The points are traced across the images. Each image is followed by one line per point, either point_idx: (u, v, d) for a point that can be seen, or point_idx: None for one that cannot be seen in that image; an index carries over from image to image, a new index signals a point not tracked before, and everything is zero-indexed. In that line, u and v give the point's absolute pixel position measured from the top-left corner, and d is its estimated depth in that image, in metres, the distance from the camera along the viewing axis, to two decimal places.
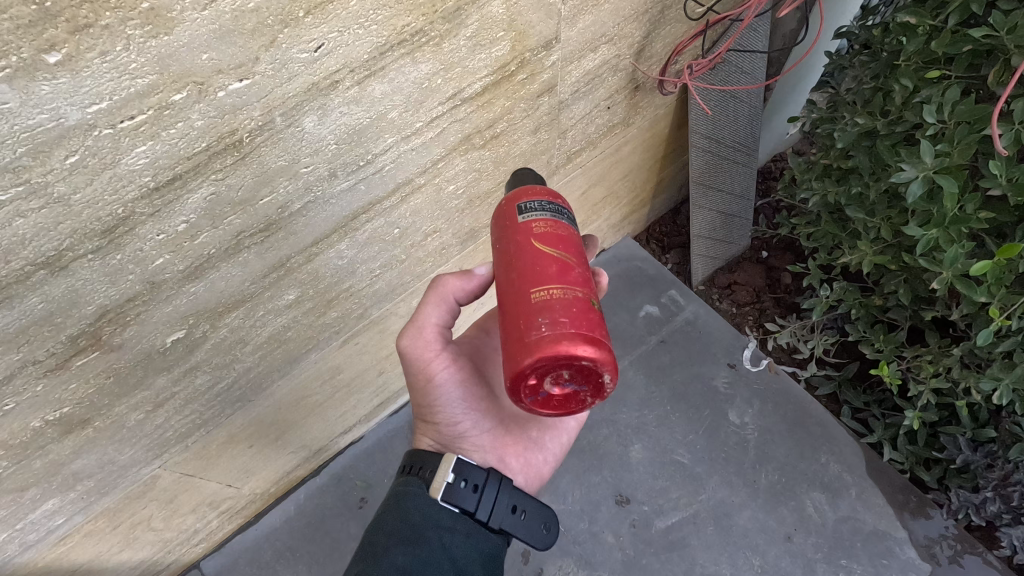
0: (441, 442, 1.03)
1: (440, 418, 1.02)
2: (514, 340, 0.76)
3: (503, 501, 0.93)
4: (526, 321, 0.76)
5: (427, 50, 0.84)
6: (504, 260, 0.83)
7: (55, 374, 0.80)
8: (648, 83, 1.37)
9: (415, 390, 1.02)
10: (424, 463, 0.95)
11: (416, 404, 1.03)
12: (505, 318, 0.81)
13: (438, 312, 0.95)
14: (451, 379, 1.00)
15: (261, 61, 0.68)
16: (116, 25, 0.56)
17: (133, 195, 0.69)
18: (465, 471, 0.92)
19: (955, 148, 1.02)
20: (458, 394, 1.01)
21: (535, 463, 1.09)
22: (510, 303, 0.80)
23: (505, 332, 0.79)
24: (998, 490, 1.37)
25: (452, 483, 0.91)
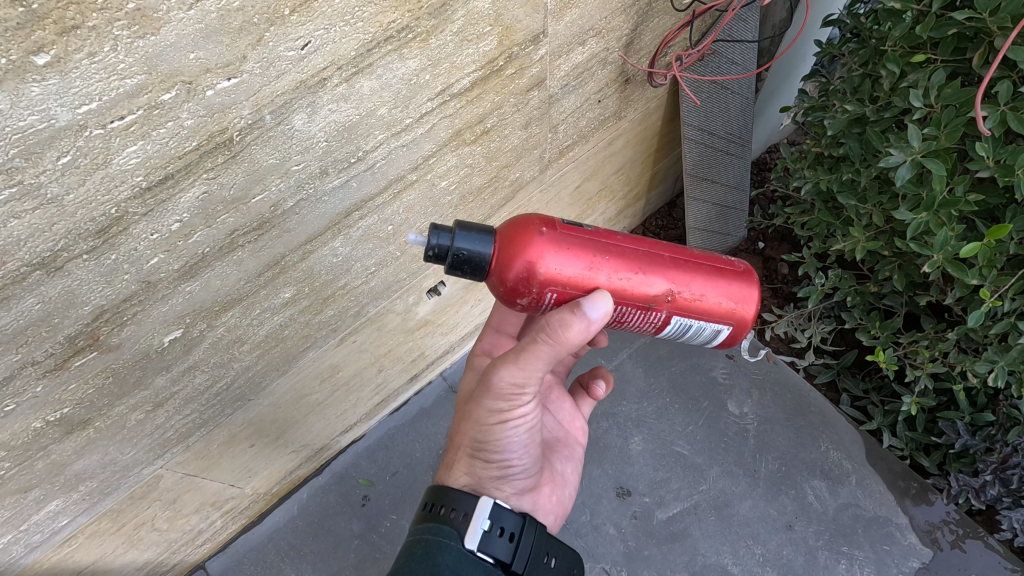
0: (483, 480, 1.00)
1: (496, 457, 1.00)
2: (734, 272, 0.92)
3: (536, 550, 0.92)
4: (715, 258, 0.93)
5: (414, 47, 0.85)
6: (647, 260, 0.87)
7: (55, 374, 0.81)
8: (638, 76, 1.38)
9: (486, 426, 0.96)
10: (456, 505, 0.91)
11: (476, 438, 0.98)
12: (693, 274, 0.89)
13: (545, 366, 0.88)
14: (524, 423, 0.98)
15: (248, 60, 0.69)
16: (104, 26, 0.57)
17: (126, 195, 0.70)
18: (501, 518, 0.90)
19: (942, 131, 1.03)
20: (523, 438, 1.00)
21: (562, 499, 1.14)
22: (694, 264, 0.90)
23: (722, 286, 0.91)
24: (997, 474, 1.37)
25: (487, 531, 0.88)
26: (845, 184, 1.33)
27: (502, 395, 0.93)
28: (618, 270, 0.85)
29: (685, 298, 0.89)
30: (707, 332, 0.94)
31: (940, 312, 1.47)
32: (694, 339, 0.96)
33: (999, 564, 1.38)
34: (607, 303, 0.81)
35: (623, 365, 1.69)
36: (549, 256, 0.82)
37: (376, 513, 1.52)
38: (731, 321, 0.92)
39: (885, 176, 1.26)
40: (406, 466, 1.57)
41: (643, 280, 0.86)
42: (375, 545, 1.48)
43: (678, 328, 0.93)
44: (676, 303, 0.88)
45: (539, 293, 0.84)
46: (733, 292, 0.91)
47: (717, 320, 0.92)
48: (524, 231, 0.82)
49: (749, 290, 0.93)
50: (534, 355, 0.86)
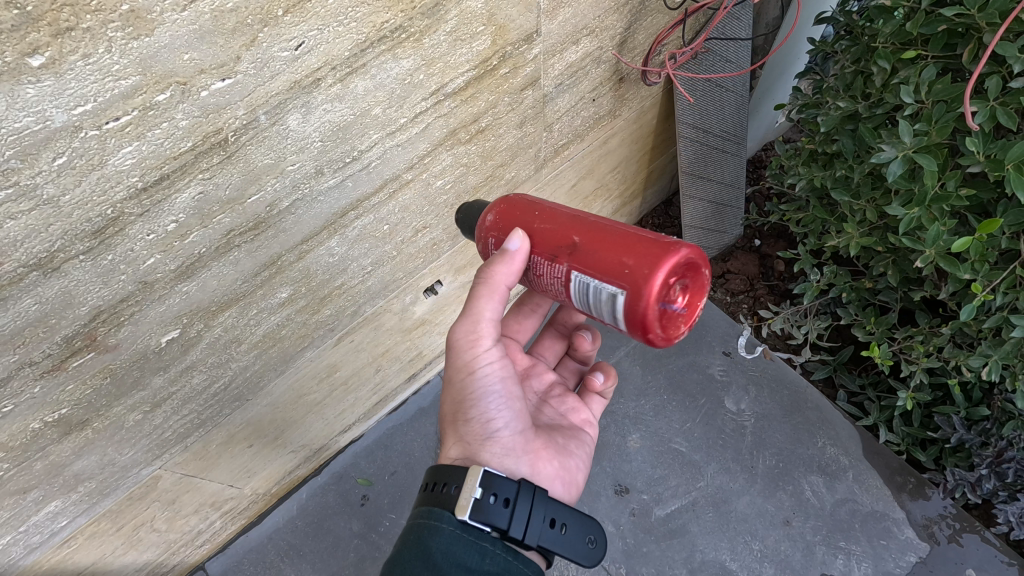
0: (470, 445, 0.98)
1: (474, 414, 0.97)
2: (652, 240, 0.80)
3: (538, 514, 0.90)
4: (644, 230, 0.83)
5: (408, 46, 0.86)
6: (569, 219, 0.88)
7: (52, 375, 0.81)
8: (632, 75, 1.38)
9: (455, 384, 0.98)
10: (450, 479, 0.91)
11: (451, 400, 0.99)
12: (595, 237, 0.83)
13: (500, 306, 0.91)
14: (493, 374, 0.97)
15: (242, 61, 0.70)
16: (98, 28, 0.57)
17: (122, 195, 0.70)
18: (494, 486, 0.89)
19: (933, 127, 1.04)
20: (499, 387, 0.98)
21: (568, 470, 1.09)
22: (607, 230, 0.84)
23: (619, 252, 0.80)
24: (992, 468, 1.37)
25: (481, 499, 0.87)
26: (839, 180, 1.34)
27: (466, 347, 0.95)
28: (542, 221, 0.89)
29: (578, 252, 0.84)
30: (608, 299, 0.82)
31: (934, 308, 1.47)
32: (600, 313, 0.85)
33: (995, 557, 1.39)
34: (525, 237, 0.89)
35: (621, 363, 1.70)
36: (490, 216, 0.95)
37: (375, 512, 1.52)
38: (624, 284, 0.79)
39: (878, 173, 1.27)
40: (405, 465, 1.58)
41: (554, 232, 0.87)
42: (374, 544, 1.48)
43: (582, 292, 0.85)
44: (568, 255, 0.85)
45: (483, 239, 0.96)
46: (626, 259, 0.79)
47: (609, 280, 0.81)
48: (484, 210, 0.97)
49: (657, 260, 0.78)
50: (472, 298, 0.91)
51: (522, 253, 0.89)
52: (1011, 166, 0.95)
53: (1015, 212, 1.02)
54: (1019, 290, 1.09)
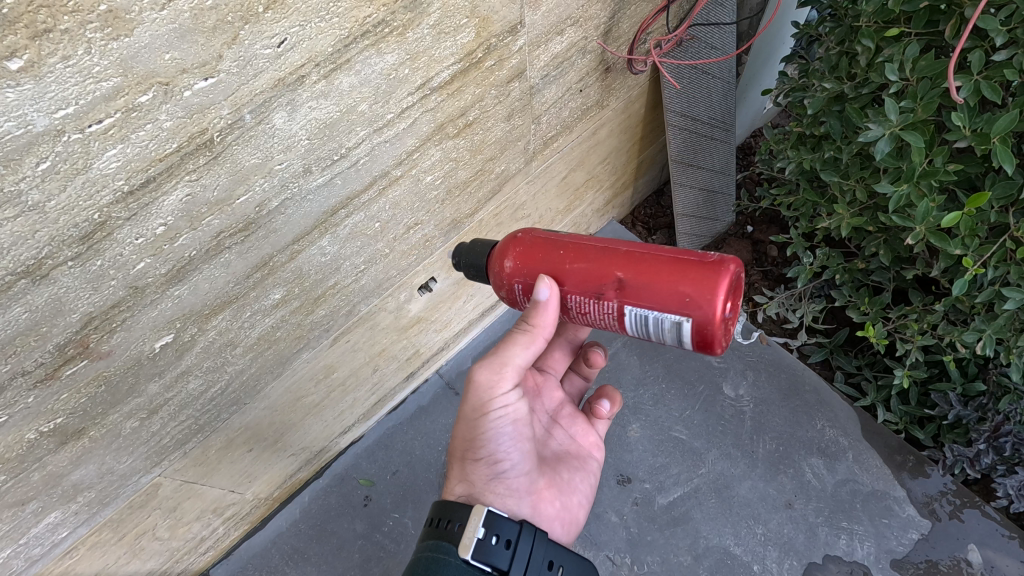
0: (476, 485, 1.00)
1: (486, 456, 1.00)
2: (700, 263, 0.84)
3: (538, 556, 0.91)
4: (681, 254, 0.86)
5: (391, 41, 0.86)
6: (601, 255, 0.90)
7: (46, 385, 0.81)
8: (618, 64, 1.38)
9: (468, 424, 0.99)
10: (453, 516, 0.91)
11: (465, 436, 1.01)
12: (639, 270, 0.86)
13: (524, 355, 0.95)
14: (507, 420, 0.99)
15: (224, 59, 0.69)
16: (76, 29, 0.57)
17: (108, 199, 0.70)
18: (496, 526, 0.90)
19: (919, 103, 1.04)
20: (510, 430, 1.00)
21: (570, 507, 1.11)
22: (650, 260, 0.87)
23: (670, 278, 0.85)
24: (990, 442, 1.39)
25: (483, 538, 0.88)
26: (828, 162, 1.34)
27: (485, 389, 0.97)
28: (572, 260, 0.91)
29: (629, 288, 0.87)
30: (668, 326, 0.87)
31: (927, 285, 1.48)
32: (662, 338, 0.90)
33: (996, 531, 1.40)
34: (553, 282, 0.92)
35: (618, 354, 1.70)
36: (508, 263, 0.96)
37: (378, 512, 1.52)
38: (687, 311, 0.84)
39: (866, 152, 1.27)
40: (407, 464, 1.58)
41: (593, 270, 0.90)
42: (379, 544, 1.48)
43: (639, 324, 0.89)
44: (620, 292, 0.87)
45: (508, 285, 0.97)
46: (683, 289, 0.83)
47: (670, 310, 0.85)
48: (499, 253, 0.98)
49: (714, 286, 0.83)
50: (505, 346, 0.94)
51: (544, 301, 0.91)
52: (998, 139, 0.95)
53: (1004, 185, 1.04)
54: (1009, 264, 1.09)
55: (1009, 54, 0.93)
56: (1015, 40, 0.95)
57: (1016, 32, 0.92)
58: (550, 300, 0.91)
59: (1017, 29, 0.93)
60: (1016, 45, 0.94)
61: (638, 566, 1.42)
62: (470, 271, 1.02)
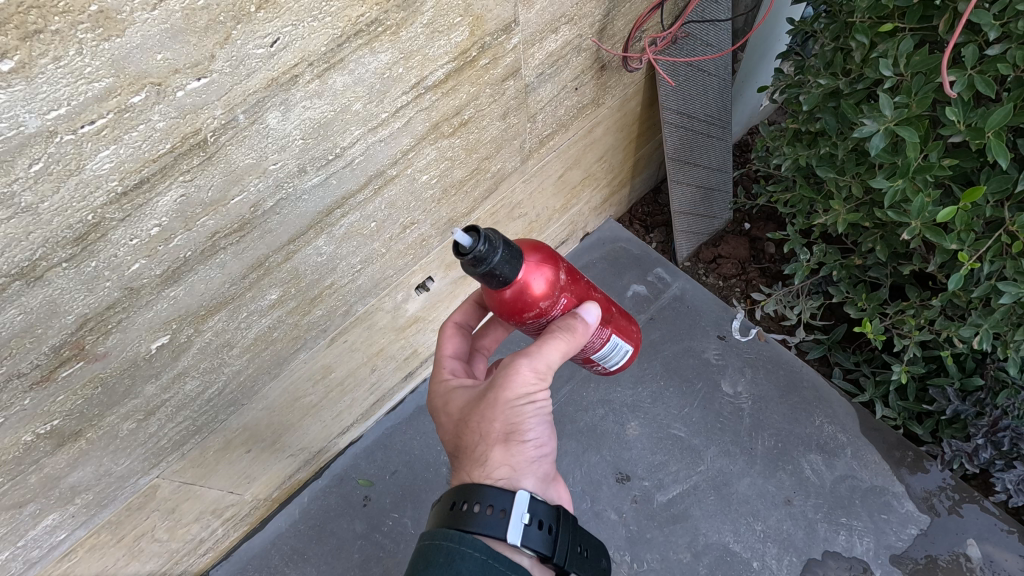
0: (518, 467, 0.95)
1: (528, 440, 0.96)
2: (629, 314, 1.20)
3: (570, 541, 0.93)
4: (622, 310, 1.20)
5: (384, 40, 0.86)
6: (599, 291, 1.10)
7: (42, 387, 0.81)
8: (613, 62, 1.38)
9: (514, 407, 0.93)
10: (493, 500, 0.89)
11: (507, 422, 0.94)
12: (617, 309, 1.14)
13: (569, 349, 0.94)
14: (547, 404, 0.97)
15: (216, 59, 0.69)
16: (67, 30, 0.57)
17: (102, 201, 0.70)
18: (536, 511, 0.91)
19: (913, 99, 1.04)
20: (547, 415, 0.99)
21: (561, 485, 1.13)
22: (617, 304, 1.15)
23: (627, 320, 1.16)
24: (988, 437, 1.39)
25: (526, 523, 0.89)
26: (823, 159, 1.34)
27: (537, 375, 0.93)
28: (590, 287, 1.05)
29: (617, 318, 1.11)
30: (623, 354, 1.15)
31: (923, 281, 1.49)
32: (609, 360, 1.14)
33: (995, 526, 1.40)
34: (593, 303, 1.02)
35: None
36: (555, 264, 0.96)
37: (378, 512, 1.52)
38: (635, 343, 1.16)
39: (862, 148, 1.27)
40: (406, 464, 1.58)
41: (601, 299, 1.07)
42: (378, 544, 1.48)
43: (610, 349, 1.11)
44: (615, 321, 1.10)
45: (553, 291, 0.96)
46: (638, 330, 1.18)
47: (629, 341, 1.15)
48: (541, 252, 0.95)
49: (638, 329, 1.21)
50: (552, 339, 0.93)
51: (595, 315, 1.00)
52: (991, 133, 0.96)
53: (998, 179, 1.04)
54: (1005, 258, 1.10)
55: (1002, 49, 0.93)
56: (1007, 35, 0.95)
57: (1008, 27, 0.92)
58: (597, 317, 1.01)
59: (1009, 23, 0.93)
60: (1008, 39, 0.94)
61: (638, 564, 1.42)
62: (492, 269, 0.86)
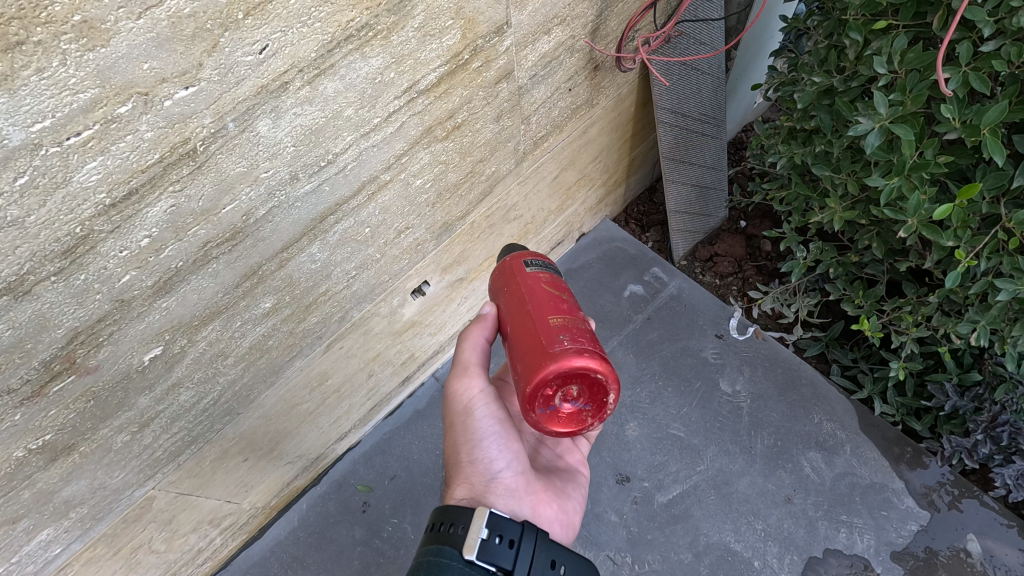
0: (476, 485, 1.01)
1: (477, 454, 1.02)
2: (539, 352, 0.89)
3: (541, 556, 0.90)
4: (550, 344, 0.89)
5: (375, 44, 0.85)
6: (518, 304, 0.98)
7: (33, 402, 0.79)
8: (607, 63, 1.38)
9: (456, 424, 1.05)
10: (455, 519, 0.90)
11: (453, 440, 1.05)
12: (521, 331, 0.95)
13: (472, 350, 1.05)
14: (490, 417, 1.04)
15: (205, 67, 0.68)
16: (50, 40, 0.56)
17: (90, 213, 0.69)
18: (499, 526, 0.89)
19: (908, 96, 1.04)
20: (498, 430, 1.04)
21: (568, 511, 1.11)
22: (527, 328, 0.94)
23: (521, 351, 0.92)
24: (987, 432, 1.39)
25: (486, 538, 0.87)
26: (819, 156, 1.34)
27: (459, 390, 1.05)
28: (506, 297, 1.01)
29: (510, 340, 0.97)
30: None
31: (920, 277, 1.48)
32: None
33: (995, 520, 1.41)
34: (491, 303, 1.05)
35: (614, 353, 1.69)
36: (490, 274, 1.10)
37: (377, 517, 1.51)
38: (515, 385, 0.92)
39: (857, 145, 1.27)
40: (405, 469, 1.57)
41: (507, 312, 1.00)
42: (378, 550, 1.47)
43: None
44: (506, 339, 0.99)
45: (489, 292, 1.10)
46: (521, 362, 0.91)
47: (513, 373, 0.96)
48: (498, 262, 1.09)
49: (523, 378, 0.89)
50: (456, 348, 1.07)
51: (485, 314, 1.05)
52: (987, 130, 0.95)
53: (994, 175, 1.04)
54: (1002, 254, 1.09)
55: (996, 45, 0.93)
56: (1001, 31, 0.95)
57: (1003, 23, 0.92)
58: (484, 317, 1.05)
59: (1003, 19, 0.92)
60: (1002, 36, 0.94)
61: (639, 565, 1.42)
62: None
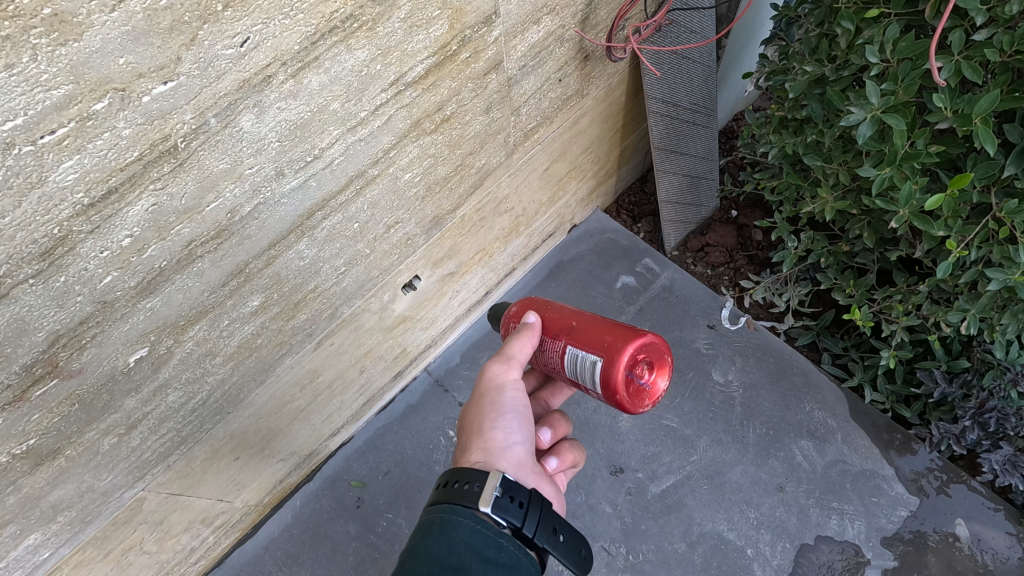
0: (493, 453, 0.98)
1: (499, 426, 1.00)
2: (632, 327, 0.99)
3: (544, 525, 0.90)
4: (622, 323, 1.01)
5: (361, 36, 0.83)
6: (570, 309, 1.07)
7: (15, 407, 0.78)
8: (597, 52, 1.36)
9: (485, 398, 1.02)
10: (472, 477, 0.89)
11: (478, 412, 1.01)
12: (584, 321, 1.03)
13: (527, 346, 1.05)
14: (520, 397, 1.03)
15: (183, 61, 0.66)
16: (19, 35, 0.54)
17: (68, 213, 0.67)
18: (512, 488, 0.89)
19: (900, 86, 1.03)
20: (522, 410, 1.03)
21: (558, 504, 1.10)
22: (595, 318, 1.03)
23: (598, 332, 1.00)
24: (975, 419, 1.41)
25: (500, 496, 0.87)
26: (810, 146, 1.34)
27: (501, 369, 1.02)
28: (550, 310, 1.08)
29: (574, 330, 1.03)
30: (589, 365, 1.00)
31: (911, 266, 1.50)
32: (585, 381, 1.02)
33: (982, 505, 1.43)
34: (530, 312, 1.09)
35: None
36: (511, 305, 1.15)
37: (372, 512, 1.51)
38: (604, 355, 0.97)
39: (849, 135, 1.27)
40: (399, 464, 1.56)
41: (558, 317, 1.06)
42: (373, 545, 1.47)
43: (570, 366, 1.03)
44: (567, 331, 1.03)
45: (503, 320, 1.15)
46: (621, 330, 0.99)
47: (592, 350, 0.99)
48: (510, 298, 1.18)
49: (629, 342, 0.97)
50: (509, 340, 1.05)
51: (533, 322, 1.07)
52: (979, 120, 0.95)
53: (984, 166, 1.03)
54: (992, 244, 1.10)
55: (989, 33, 0.93)
56: (994, 19, 0.94)
57: (995, 11, 0.91)
58: (528, 326, 1.07)
59: (996, 7, 0.91)
60: (993, 25, 0.93)
61: (633, 556, 1.43)
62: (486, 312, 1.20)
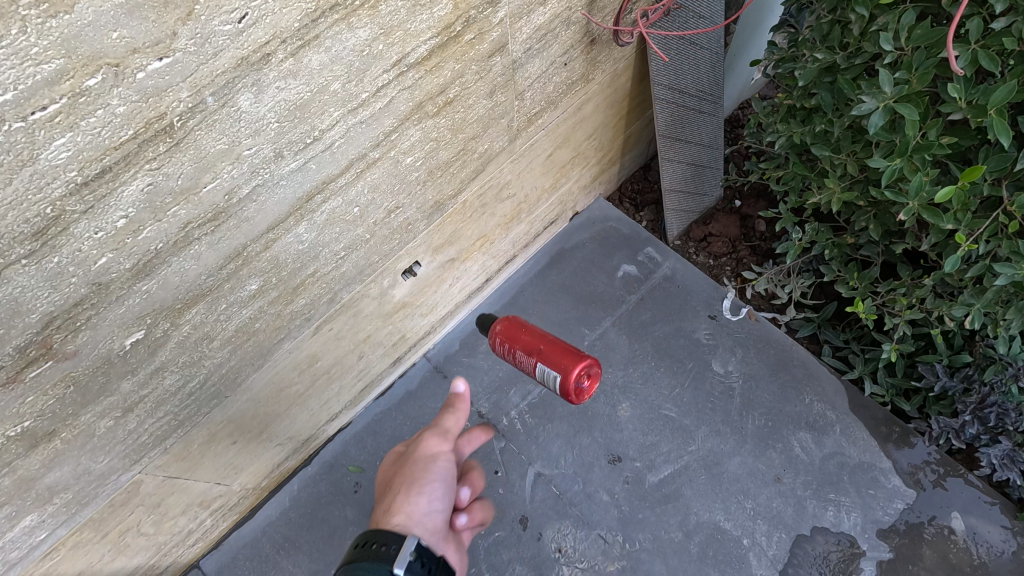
0: (411, 517, 0.99)
1: (422, 490, 1.02)
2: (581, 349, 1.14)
3: None
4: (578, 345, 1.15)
5: (363, 15, 0.80)
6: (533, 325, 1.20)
7: (9, 389, 0.77)
8: (603, 36, 1.33)
9: (419, 466, 1.05)
10: (388, 540, 0.90)
11: (407, 477, 1.04)
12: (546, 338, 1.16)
13: (460, 419, 1.10)
14: (450, 467, 1.08)
15: (179, 37, 0.64)
16: (8, 6, 0.52)
17: (60, 192, 0.65)
18: (424, 553, 0.91)
19: (914, 75, 1.01)
20: (448, 482, 1.06)
21: None
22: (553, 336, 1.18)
23: (557, 355, 1.13)
24: (975, 413, 1.41)
25: (412, 559, 0.89)
26: (819, 136, 1.31)
27: (431, 445, 1.08)
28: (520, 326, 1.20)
29: (539, 353, 1.15)
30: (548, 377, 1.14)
31: (915, 260, 1.48)
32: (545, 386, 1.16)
33: (978, 498, 1.43)
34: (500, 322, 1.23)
35: (607, 333, 1.67)
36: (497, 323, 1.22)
37: (369, 497, 1.51)
38: (559, 371, 1.12)
39: (858, 124, 1.24)
40: (397, 449, 1.56)
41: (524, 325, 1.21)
42: None
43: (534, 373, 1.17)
44: (537, 353, 1.14)
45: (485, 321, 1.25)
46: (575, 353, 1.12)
47: (550, 366, 1.13)
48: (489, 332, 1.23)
49: (585, 367, 1.12)
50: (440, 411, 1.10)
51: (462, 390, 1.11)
52: (994, 111, 0.93)
53: (997, 158, 1.02)
54: (1001, 238, 1.08)
55: (1007, 22, 0.90)
56: (1014, 7, 0.92)
57: None
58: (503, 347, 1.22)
59: None
60: (1013, 12, 0.91)
61: (629, 544, 1.43)
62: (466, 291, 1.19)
